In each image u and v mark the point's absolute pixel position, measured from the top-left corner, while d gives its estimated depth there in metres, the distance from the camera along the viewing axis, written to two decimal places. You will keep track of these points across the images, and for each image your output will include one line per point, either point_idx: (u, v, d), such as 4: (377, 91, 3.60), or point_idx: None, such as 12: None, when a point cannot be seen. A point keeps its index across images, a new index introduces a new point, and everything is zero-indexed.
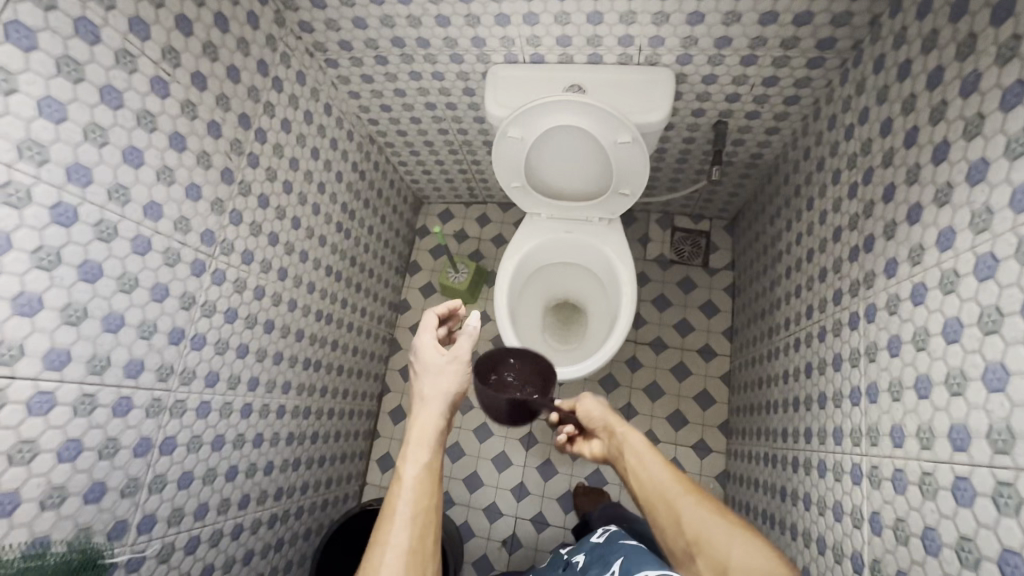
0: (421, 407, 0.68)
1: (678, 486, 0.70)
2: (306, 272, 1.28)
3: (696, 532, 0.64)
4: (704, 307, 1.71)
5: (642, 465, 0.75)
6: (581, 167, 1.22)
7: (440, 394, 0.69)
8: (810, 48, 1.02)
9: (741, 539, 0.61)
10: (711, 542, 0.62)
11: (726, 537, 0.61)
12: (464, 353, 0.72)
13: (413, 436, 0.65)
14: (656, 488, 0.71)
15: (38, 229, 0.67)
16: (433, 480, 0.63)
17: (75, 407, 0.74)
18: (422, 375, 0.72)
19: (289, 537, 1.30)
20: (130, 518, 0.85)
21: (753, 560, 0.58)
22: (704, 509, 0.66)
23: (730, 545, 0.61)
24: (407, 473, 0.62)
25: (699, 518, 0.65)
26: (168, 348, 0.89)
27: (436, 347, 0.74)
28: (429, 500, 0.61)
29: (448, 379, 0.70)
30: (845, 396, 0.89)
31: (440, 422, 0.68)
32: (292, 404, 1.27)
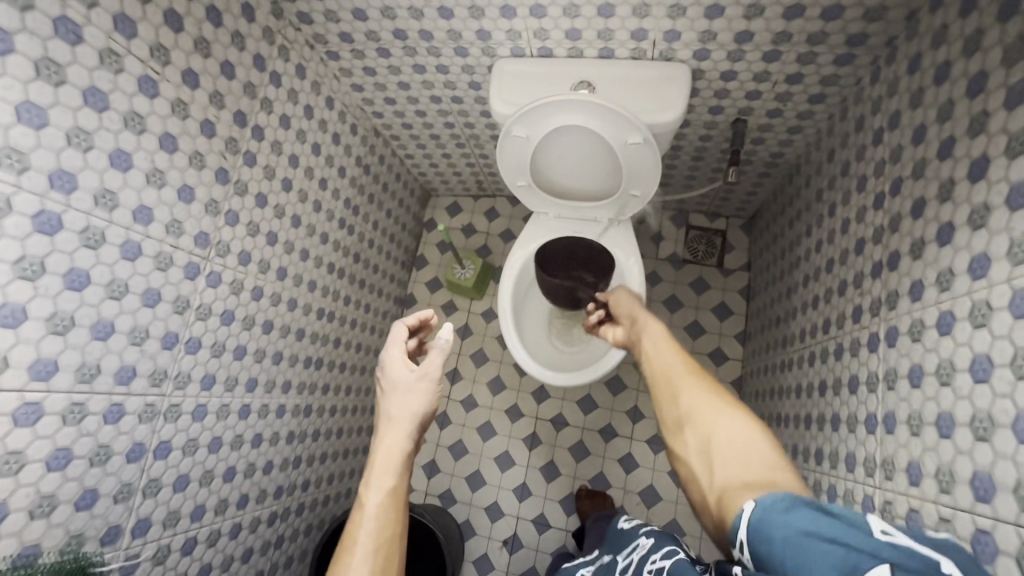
0: (388, 429, 0.65)
1: (687, 372, 0.68)
2: (306, 271, 1.26)
3: (691, 409, 0.62)
4: (717, 309, 1.65)
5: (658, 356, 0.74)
6: (589, 166, 1.16)
7: (410, 414, 0.66)
8: (839, 44, 0.94)
9: (732, 417, 0.58)
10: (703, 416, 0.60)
11: (719, 416, 0.59)
12: (434, 371, 0.69)
13: (378, 459, 0.61)
14: (665, 371, 0.70)
15: (19, 239, 0.66)
16: (398, 506, 0.59)
17: (65, 414, 0.74)
18: (390, 394, 0.68)
19: (290, 533, 1.31)
20: (123, 522, 0.85)
21: (738, 433, 0.56)
22: (704, 392, 0.63)
23: (719, 420, 0.59)
24: (370, 500, 0.58)
25: (698, 400, 0.63)
26: (161, 353, 0.88)
27: (405, 364, 0.71)
28: (394, 528, 0.58)
29: (417, 399, 0.67)
30: (861, 421, 0.84)
31: (407, 445, 0.64)
32: (292, 403, 1.26)
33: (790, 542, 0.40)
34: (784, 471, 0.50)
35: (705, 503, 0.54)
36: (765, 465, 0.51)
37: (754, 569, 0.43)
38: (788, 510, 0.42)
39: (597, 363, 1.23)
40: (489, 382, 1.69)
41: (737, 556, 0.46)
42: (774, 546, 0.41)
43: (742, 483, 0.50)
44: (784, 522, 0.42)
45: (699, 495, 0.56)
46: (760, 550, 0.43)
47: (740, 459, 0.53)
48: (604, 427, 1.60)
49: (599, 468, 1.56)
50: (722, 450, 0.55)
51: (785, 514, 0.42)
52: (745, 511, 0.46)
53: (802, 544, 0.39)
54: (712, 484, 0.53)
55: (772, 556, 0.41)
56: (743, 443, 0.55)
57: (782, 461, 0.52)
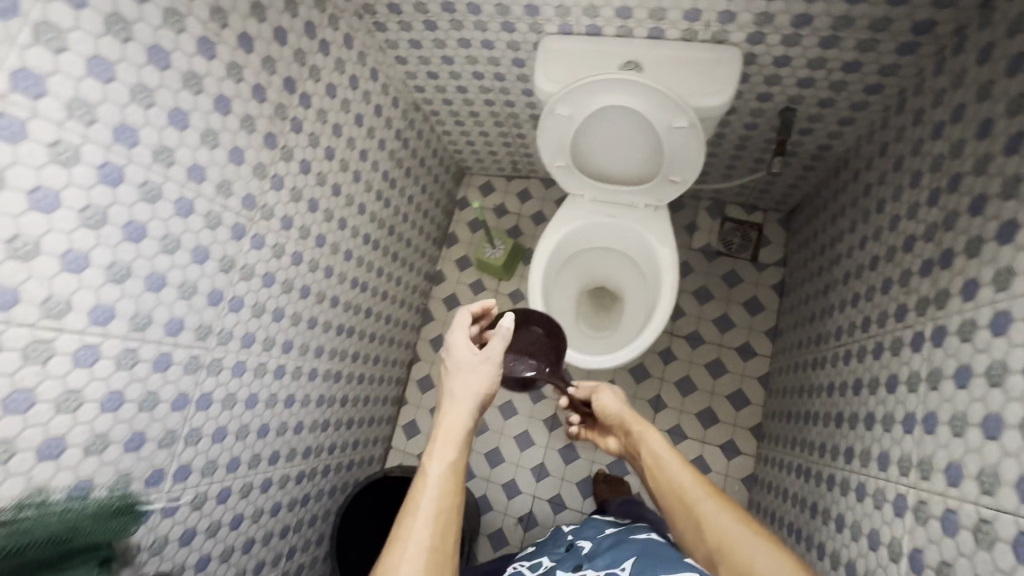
0: (452, 405, 0.74)
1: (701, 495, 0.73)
2: (343, 240, 1.28)
3: (717, 541, 0.67)
4: (748, 304, 1.62)
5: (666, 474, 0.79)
6: (630, 149, 1.15)
7: (473, 393, 0.75)
8: (904, 31, 0.92)
9: (765, 548, 0.64)
10: (732, 546, 0.65)
11: (749, 549, 0.64)
12: (496, 355, 0.78)
13: (443, 432, 0.71)
14: (676, 487, 0.76)
15: (85, 188, 0.69)
16: (456, 478, 0.69)
17: (119, 359, 0.77)
18: (455, 372, 0.77)
19: (315, 493, 1.35)
20: (166, 466, 0.89)
21: (774, 566, 0.61)
22: (727, 517, 0.68)
23: (752, 557, 0.63)
24: (433, 470, 0.68)
25: (722, 527, 0.68)
26: (207, 309, 0.92)
27: (469, 347, 0.79)
28: (450, 496, 0.67)
29: (480, 379, 0.76)
30: (897, 420, 0.82)
31: (468, 421, 0.73)
32: (324, 368, 1.29)
33: None
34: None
35: None
36: None
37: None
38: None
39: (632, 344, 1.23)
40: None
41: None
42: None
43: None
44: None
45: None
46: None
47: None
48: None
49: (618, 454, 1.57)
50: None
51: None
52: None
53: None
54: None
55: None
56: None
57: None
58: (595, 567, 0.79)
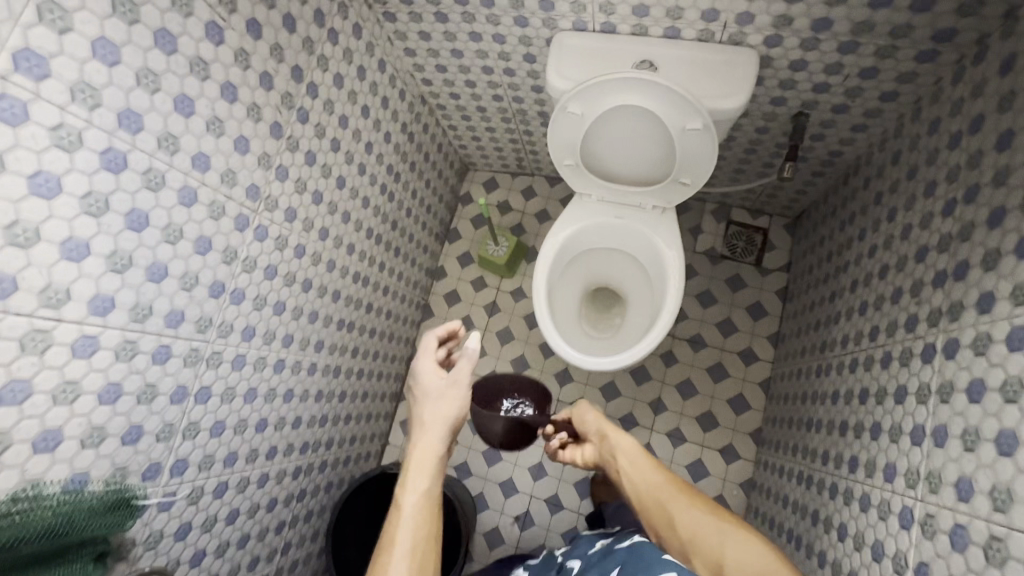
0: (423, 434, 0.79)
1: (671, 492, 0.82)
2: (346, 234, 1.26)
3: (689, 533, 0.76)
4: (751, 308, 1.62)
5: (633, 477, 0.86)
6: (640, 150, 1.14)
7: (442, 420, 0.80)
8: (924, 39, 0.91)
9: (740, 540, 0.73)
10: (704, 539, 0.75)
11: (722, 540, 0.74)
12: (461, 379, 0.83)
13: (416, 464, 0.76)
14: (649, 488, 0.84)
15: (87, 173, 0.67)
16: (430, 507, 0.73)
17: (118, 351, 0.76)
18: (424, 402, 0.83)
19: (311, 488, 1.34)
20: (163, 460, 0.88)
21: (750, 557, 0.71)
22: (696, 512, 0.78)
23: (724, 546, 0.73)
24: (408, 501, 0.72)
25: (692, 521, 0.77)
26: (208, 301, 0.90)
27: (436, 373, 0.85)
28: (428, 525, 0.71)
29: (446, 406, 0.81)
30: (905, 432, 0.82)
31: (438, 448, 0.79)
32: (323, 362, 1.28)
33: None
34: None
35: None
36: None
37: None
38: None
39: (638, 348, 1.22)
40: (513, 361, 1.70)
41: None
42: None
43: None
44: None
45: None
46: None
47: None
48: (625, 415, 1.59)
49: None
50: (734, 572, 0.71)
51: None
52: None
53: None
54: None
55: None
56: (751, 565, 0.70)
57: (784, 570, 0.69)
58: None
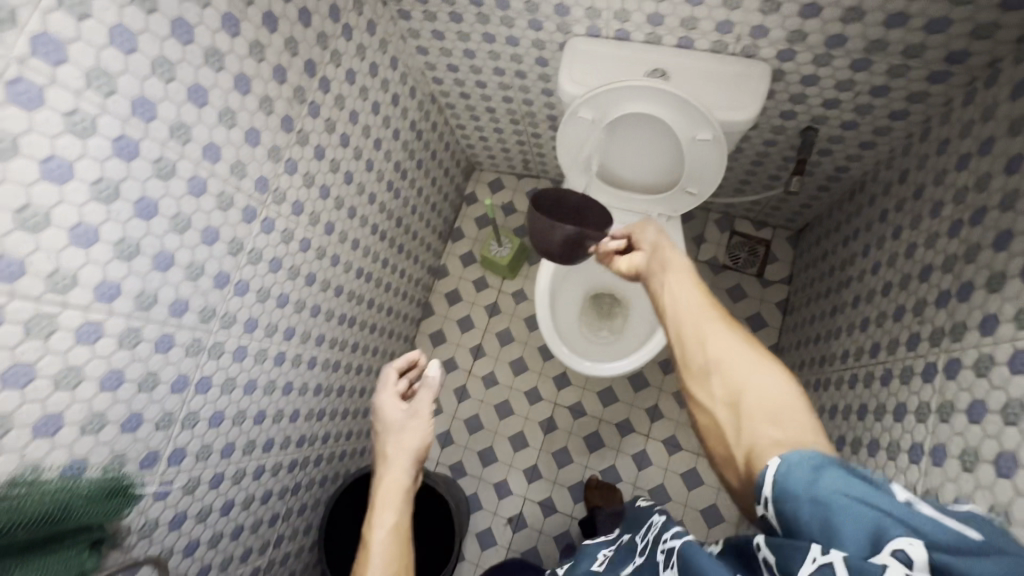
0: (387, 467, 0.76)
1: (711, 317, 0.64)
2: (351, 229, 1.26)
3: (720, 356, 0.60)
4: (751, 319, 1.62)
5: (676, 291, 0.69)
6: (649, 157, 1.15)
7: (407, 451, 0.77)
8: (937, 60, 0.92)
9: (769, 377, 0.56)
10: (732, 368, 0.58)
11: (752, 370, 0.57)
12: (423, 409, 0.81)
13: (380, 500, 0.72)
14: (686, 307, 0.66)
15: (99, 160, 0.67)
16: (401, 542, 0.69)
17: (122, 338, 0.76)
18: (387, 434, 0.80)
19: (306, 482, 1.33)
20: (162, 449, 0.87)
21: (775, 397, 0.54)
22: (738, 341, 0.61)
23: (753, 379, 0.57)
24: (376, 538, 0.69)
25: (729, 348, 0.60)
26: (212, 291, 0.90)
27: (397, 404, 0.82)
28: (398, 560, 0.67)
29: (412, 437, 0.78)
30: (903, 450, 0.82)
31: (406, 480, 0.75)
32: (323, 357, 1.27)
33: (822, 501, 0.43)
34: (818, 439, 0.51)
35: (733, 458, 0.55)
36: (798, 429, 0.52)
37: (783, 532, 0.46)
38: (816, 471, 0.45)
39: (641, 353, 1.23)
40: (512, 362, 1.70)
41: (763, 513, 0.48)
42: (801, 503, 0.45)
43: (776, 449, 0.50)
44: (813, 481, 0.45)
45: (721, 446, 0.57)
46: (787, 514, 0.45)
47: (773, 425, 0.52)
48: (621, 421, 1.60)
49: (612, 461, 1.57)
50: (751, 408, 0.54)
51: (816, 477, 0.45)
52: (767, 468, 0.49)
53: (832, 504, 0.43)
54: (741, 441, 0.54)
55: (798, 514, 0.45)
56: (777, 409, 0.53)
57: (815, 427, 0.52)
58: None
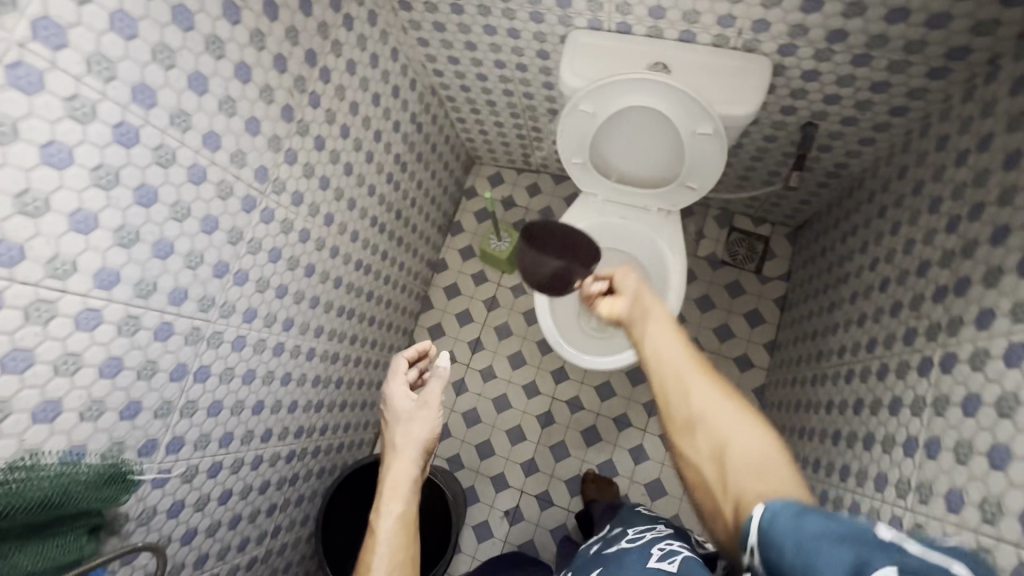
0: (394, 459, 0.76)
1: (695, 367, 0.66)
2: (351, 221, 1.26)
3: (705, 408, 0.61)
4: (749, 315, 1.63)
5: (658, 339, 0.70)
6: (650, 151, 1.15)
7: (416, 442, 0.78)
8: (937, 56, 0.92)
9: (752, 431, 0.57)
10: (717, 420, 0.60)
11: (734, 425, 0.59)
12: (433, 400, 0.81)
13: (389, 487, 0.72)
14: (670, 355, 0.68)
15: (99, 146, 0.67)
16: (406, 531, 0.69)
17: (121, 325, 0.76)
18: (394, 424, 0.81)
19: (304, 473, 1.34)
20: (160, 437, 0.88)
21: (756, 451, 0.55)
22: (721, 394, 0.62)
23: (736, 432, 0.58)
24: (383, 526, 0.69)
25: (712, 399, 0.62)
26: (212, 280, 0.90)
27: (408, 395, 0.83)
28: (404, 551, 0.67)
29: (420, 429, 0.79)
30: (898, 443, 0.83)
31: (414, 471, 0.75)
32: (322, 348, 1.27)
33: (802, 546, 0.40)
34: (800, 490, 0.51)
35: (718, 513, 0.55)
36: (781, 482, 0.52)
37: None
38: (798, 516, 0.43)
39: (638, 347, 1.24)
40: (510, 356, 1.70)
41: (748, 563, 0.46)
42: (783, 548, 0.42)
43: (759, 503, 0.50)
44: (794, 526, 0.42)
45: (707, 506, 0.57)
46: (771, 560, 0.42)
47: (755, 478, 0.53)
48: (618, 416, 1.61)
49: (609, 455, 1.58)
50: (735, 462, 0.55)
51: (796, 522, 0.42)
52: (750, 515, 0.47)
53: (810, 547, 0.40)
54: (726, 497, 0.54)
55: (780, 560, 0.41)
56: (759, 461, 0.54)
57: (796, 481, 0.52)
58: None
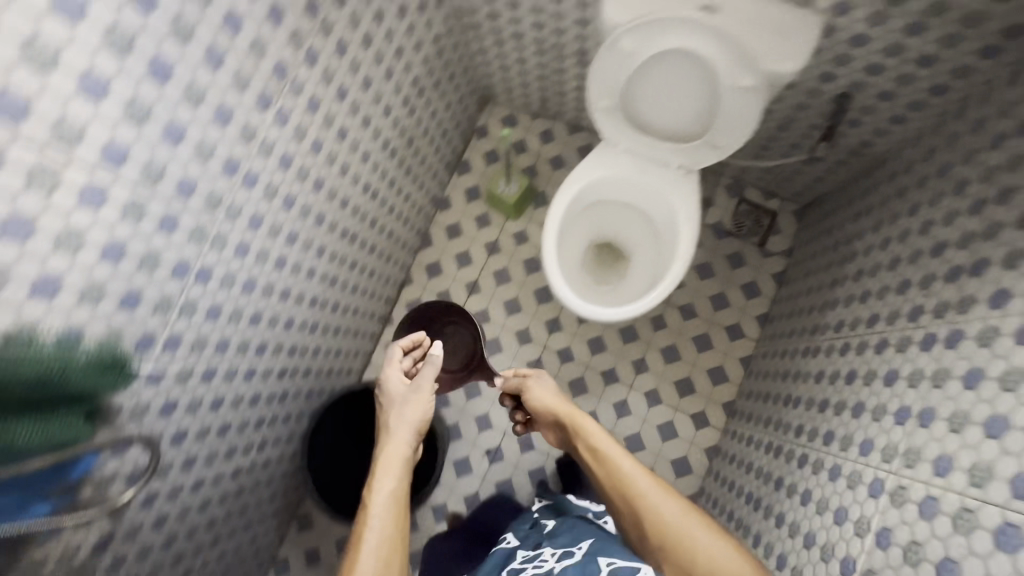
0: (391, 442, 0.93)
1: (654, 484, 1.01)
2: (364, 139, 1.21)
3: (679, 531, 0.92)
4: (745, 287, 1.65)
5: (631, 467, 1.04)
6: (681, 102, 1.15)
7: (409, 422, 0.96)
8: (995, 31, 0.90)
9: (714, 541, 0.90)
10: (687, 541, 0.91)
11: (704, 540, 0.91)
12: (425, 386, 1.01)
13: (383, 466, 0.88)
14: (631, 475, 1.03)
15: (110, 6, 0.61)
16: (397, 502, 0.85)
17: (125, 211, 0.71)
18: (391, 405, 1.00)
19: (293, 392, 1.34)
20: (157, 333, 0.85)
21: (723, 558, 0.88)
22: (682, 509, 0.96)
23: (706, 546, 0.90)
24: (377, 498, 0.84)
25: (680, 517, 0.94)
26: (221, 178, 0.85)
27: (400, 382, 1.03)
28: (398, 517, 0.82)
29: (414, 411, 0.98)
30: (889, 412, 0.86)
31: (405, 455, 0.92)
32: (322, 270, 1.25)
33: None
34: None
35: None
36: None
37: None
38: None
39: (641, 302, 1.25)
40: (507, 302, 1.70)
41: None
42: None
43: None
44: None
45: None
46: None
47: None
48: (607, 369, 1.64)
49: (593, 405, 1.61)
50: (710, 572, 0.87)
51: None
52: None
53: None
54: None
55: None
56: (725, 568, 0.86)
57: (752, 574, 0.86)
58: (554, 540, 1.02)
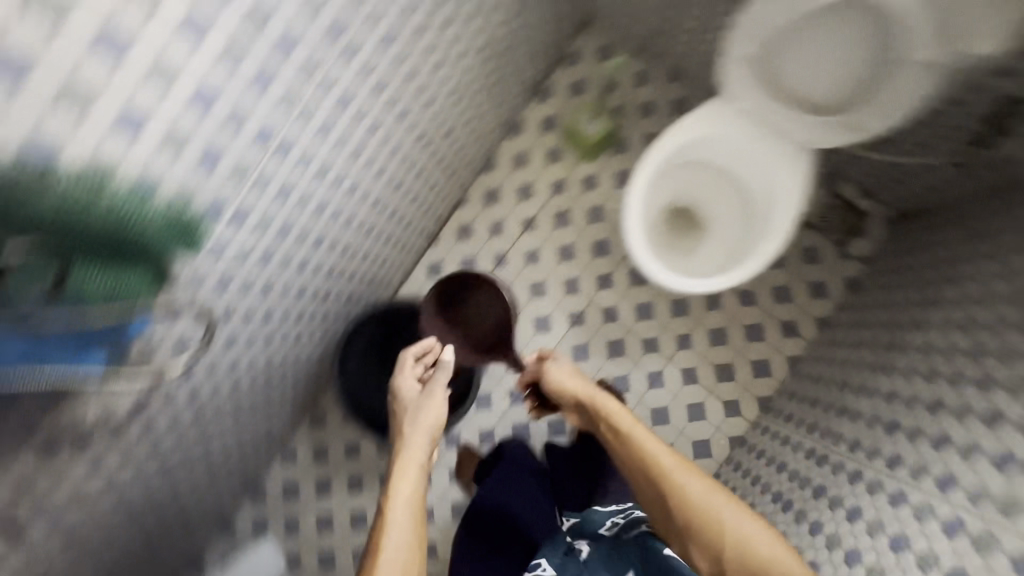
0: (409, 448, 1.01)
1: (669, 457, 1.00)
2: (464, 35, 1.08)
3: (698, 506, 0.93)
4: (813, 285, 1.55)
5: (647, 443, 1.03)
6: (836, 72, 1.08)
7: (425, 427, 1.04)
8: None
9: (735, 512, 0.91)
10: (706, 516, 0.91)
11: (724, 513, 0.91)
12: (436, 393, 1.09)
13: (400, 471, 0.97)
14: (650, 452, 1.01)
15: None
16: (416, 506, 0.93)
17: (223, 52, 0.62)
18: (410, 411, 1.08)
19: (333, 291, 1.28)
20: (227, 204, 0.77)
21: (745, 529, 0.89)
22: (700, 482, 0.96)
23: (727, 518, 0.91)
24: (398, 502, 0.92)
25: (699, 491, 0.94)
26: (323, 41, 0.74)
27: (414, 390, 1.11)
28: (416, 520, 0.91)
29: (429, 417, 1.06)
30: (982, 452, 0.80)
31: (421, 463, 1.00)
32: (390, 171, 1.15)
33: None
34: (782, 552, 0.85)
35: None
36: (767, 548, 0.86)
37: None
38: None
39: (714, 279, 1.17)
40: (561, 246, 1.61)
41: None
42: None
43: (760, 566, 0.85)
44: None
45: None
46: None
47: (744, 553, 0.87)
48: (650, 338, 1.58)
49: (626, 370, 1.56)
50: (730, 545, 0.88)
51: None
52: None
53: None
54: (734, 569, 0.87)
55: None
56: (745, 543, 0.87)
57: (775, 543, 0.87)
58: None
